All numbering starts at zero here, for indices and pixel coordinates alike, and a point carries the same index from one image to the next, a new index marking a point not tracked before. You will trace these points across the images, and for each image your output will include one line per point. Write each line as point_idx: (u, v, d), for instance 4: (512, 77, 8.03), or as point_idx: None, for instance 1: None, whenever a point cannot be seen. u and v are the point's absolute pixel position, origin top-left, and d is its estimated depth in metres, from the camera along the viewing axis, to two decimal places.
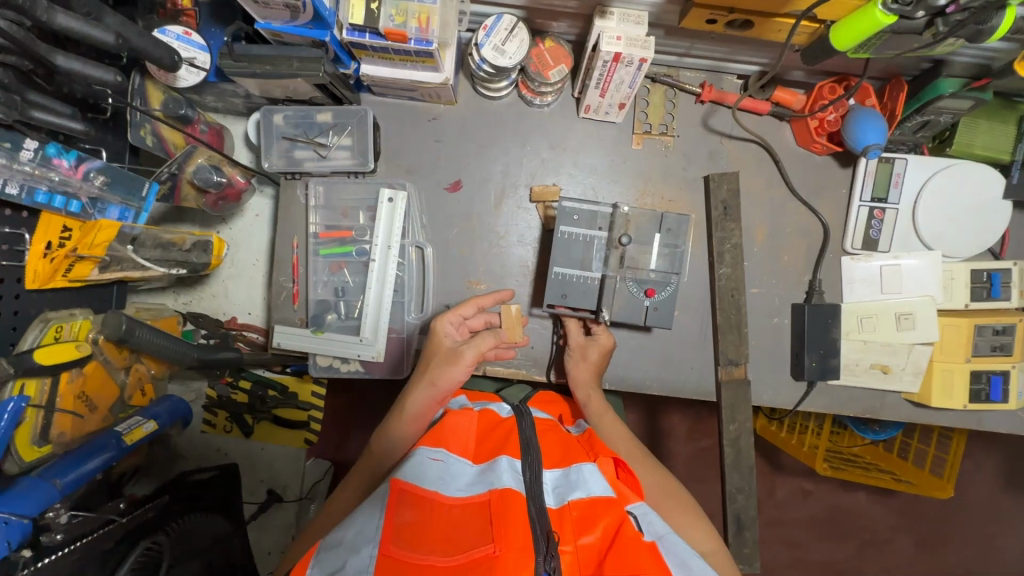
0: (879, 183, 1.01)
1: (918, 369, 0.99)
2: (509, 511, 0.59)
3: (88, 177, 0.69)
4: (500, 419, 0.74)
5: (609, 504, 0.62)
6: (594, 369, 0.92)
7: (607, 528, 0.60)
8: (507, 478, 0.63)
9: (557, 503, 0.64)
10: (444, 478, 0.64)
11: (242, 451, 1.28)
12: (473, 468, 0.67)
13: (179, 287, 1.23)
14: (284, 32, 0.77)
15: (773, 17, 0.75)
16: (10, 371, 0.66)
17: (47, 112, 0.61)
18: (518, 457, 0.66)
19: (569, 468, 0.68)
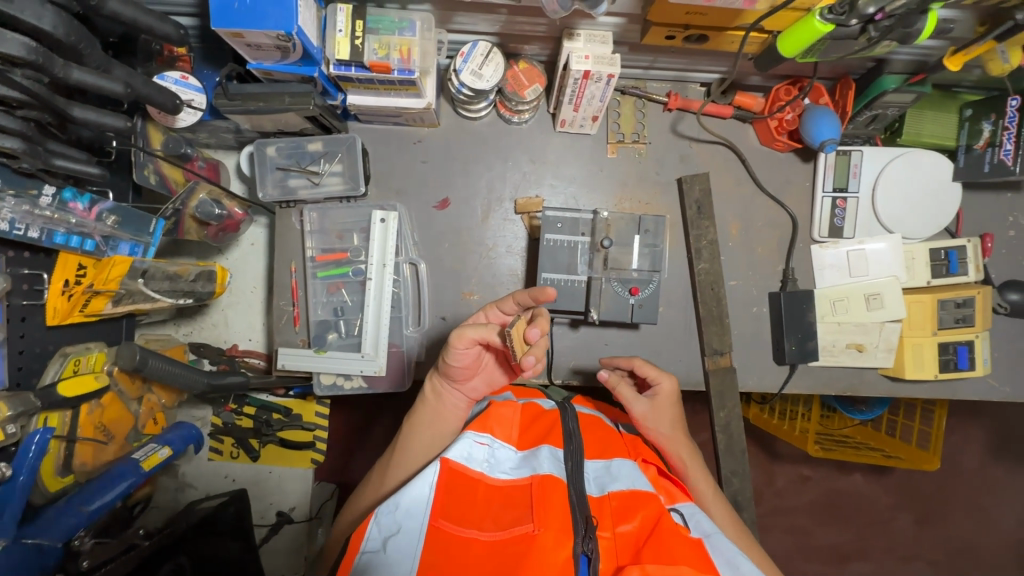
0: (839, 175, 1.08)
1: (890, 345, 1.06)
2: (551, 496, 0.66)
3: (100, 217, 0.73)
4: (543, 411, 0.84)
5: (646, 497, 0.68)
6: (668, 417, 0.92)
7: (644, 518, 0.66)
8: (548, 465, 0.70)
9: (598, 491, 0.70)
10: (490, 461, 0.72)
11: (250, 475, 1.31)
12: (517, 454, 0.75)
13: (179, 318, 1.26)
14: (275, 71, 0.82)
15: (726, 30, 0.82)
16: (37, 404, 0.69)
17: (67, 160, 0.65)
18: (560, 448, 0.74)
19: (610, 461, 0.75)
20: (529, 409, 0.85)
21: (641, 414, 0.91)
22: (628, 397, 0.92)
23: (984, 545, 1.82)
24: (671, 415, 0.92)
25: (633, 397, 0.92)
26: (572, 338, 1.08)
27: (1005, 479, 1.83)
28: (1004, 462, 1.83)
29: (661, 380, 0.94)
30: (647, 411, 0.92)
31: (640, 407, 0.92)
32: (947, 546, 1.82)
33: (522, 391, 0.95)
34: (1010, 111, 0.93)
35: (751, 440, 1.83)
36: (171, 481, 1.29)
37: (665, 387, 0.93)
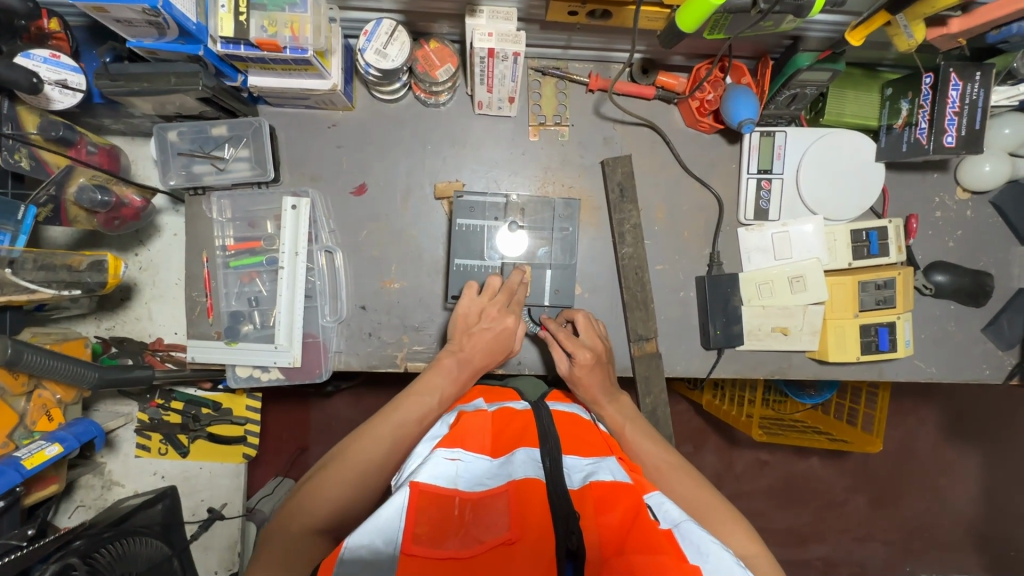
0: (764, 156, 1.06)
1: (814, 328, 1.05)
2: (530, 497, 0.65)
3: None
4: (517, 414, 0.84)
5: (626, 490, 0.68)
6: (597, 383, 0.93)
7: (626, 510, 0.65)
8: (524, 468, 0.69)
9: (579, 484, 0.70)
10: (462, 474, 0.69)
11: (179, 472, 1.27)
12: (492, 462, 0.74)
13: (100, 312, 1.20)
14: (156, 49, 0.78)
15: (624, 6, 0.79)
16: None
17: None
18: (536, 448, 0.74)
19: (588, 458, 0.75)
20: (501, 414, 0.84)
21: (613, 423, 0.89)
22: (554, 359, 0.95)
23: (937, 526, 1.83)
24: (598, 380, 0.93)
25: (561, 358, 0.95)
26: None
27: (959, 461, 1.83)
28: (959, 443, 1.83)
29: (580, 350, 0.93)
30: (609, 406, 0.91)
31: (611, 415, 0.90)
32: (902, 528, 1.83)
33: (493, 394, 0.94)
34: (924, 89, 0.91)
35: (707, 427, 1.83)
36: (97, 479, 1.24)
37: (583, 355, 0.93)
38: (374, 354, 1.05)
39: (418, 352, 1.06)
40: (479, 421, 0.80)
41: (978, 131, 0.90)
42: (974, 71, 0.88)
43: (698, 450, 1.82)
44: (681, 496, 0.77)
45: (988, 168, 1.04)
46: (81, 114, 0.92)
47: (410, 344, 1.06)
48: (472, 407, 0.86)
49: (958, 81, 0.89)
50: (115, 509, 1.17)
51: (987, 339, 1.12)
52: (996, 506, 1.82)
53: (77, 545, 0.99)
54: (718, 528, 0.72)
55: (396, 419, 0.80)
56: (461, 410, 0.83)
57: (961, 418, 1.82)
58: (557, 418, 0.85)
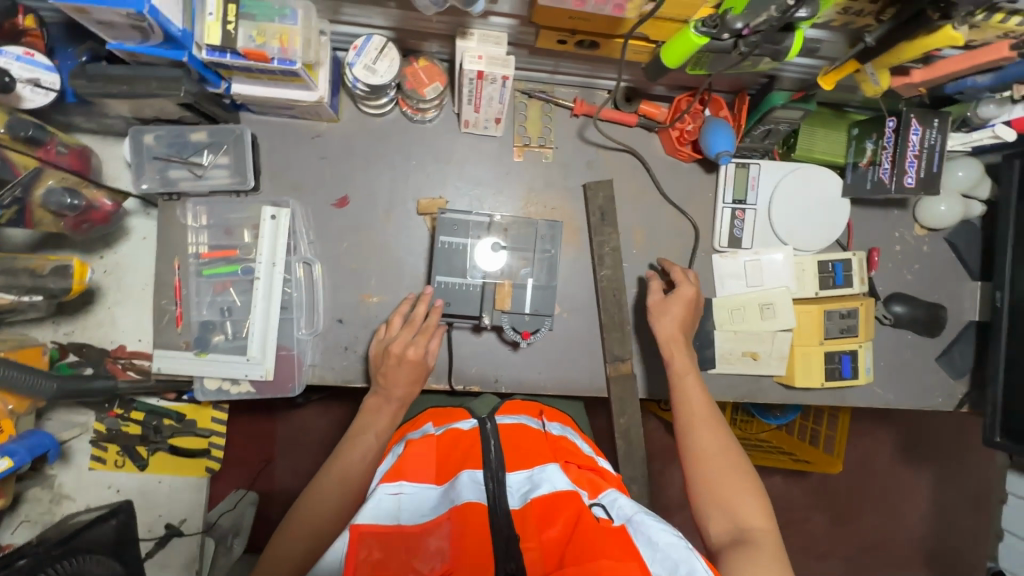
0: (738, 186, 1.10)
1: (781, 354, 1.08)
2: (470, 524, 0.62)
3: None
4: (461, 434, 0.78)
5: (568, 497, 0.66)
6: (680, 326, 0.97)
7: (568, 520, 0.63)
8: (467, 491, 0.65)
9: (521, 502, 0.67)
10: (404, 507, 0.66)
11: (136, 485, 1.21)
12: (436, 490, 0.70)
13: (59, 316, 1.15)
14: (139, 53, 0.77)
15: (612, 38, 0.81)
16: None
17: None
18: (478, 468, 0.69)
19: (533, 470, 0.70)
20: (447, 435, 0.79)
21: (679, 364, 0.94)
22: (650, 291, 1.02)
23: (891, 546, 1.90)
24: (681, 319, 0.98)
25: (654, 293, 1.01)
26: (475, 342, 1.07)
27: (911, 481, 1.91)
28: (912, 466, 1.91)
29: (684, 283, 1.00)
30: (682, 350, 0.96)
31: (682, 363, 0.95)
32: (857, 547, 1.89)
33: (443, 417, 0.89)
34: (887, 133, 0.97)
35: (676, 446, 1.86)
36: (46, 492, 1.17)
37: (685, 292, 0.99)
38: (349, 369, 1.04)
39: None
40: (420, 449, 0.75)
41: (936, 174, 0.96)
42: (933, 117, 0.94)
43: (666, 468, 1.84)
44: (708, 454, 0.82)
45: (943, 208, 1.11)
46: (51, 112, 0.89)
47: None
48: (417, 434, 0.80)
49: (919, 125, 0.94)
50: (64, 525, 1.11)
51: (940, 368, 1.18)
52: (945, 527, 1.90)
53: None
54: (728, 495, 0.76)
55: (341, 465, 0.80)
56: (406, 440, 0.79)
57: (914, 439, 1.91)
58: (502, 431, 0.79)
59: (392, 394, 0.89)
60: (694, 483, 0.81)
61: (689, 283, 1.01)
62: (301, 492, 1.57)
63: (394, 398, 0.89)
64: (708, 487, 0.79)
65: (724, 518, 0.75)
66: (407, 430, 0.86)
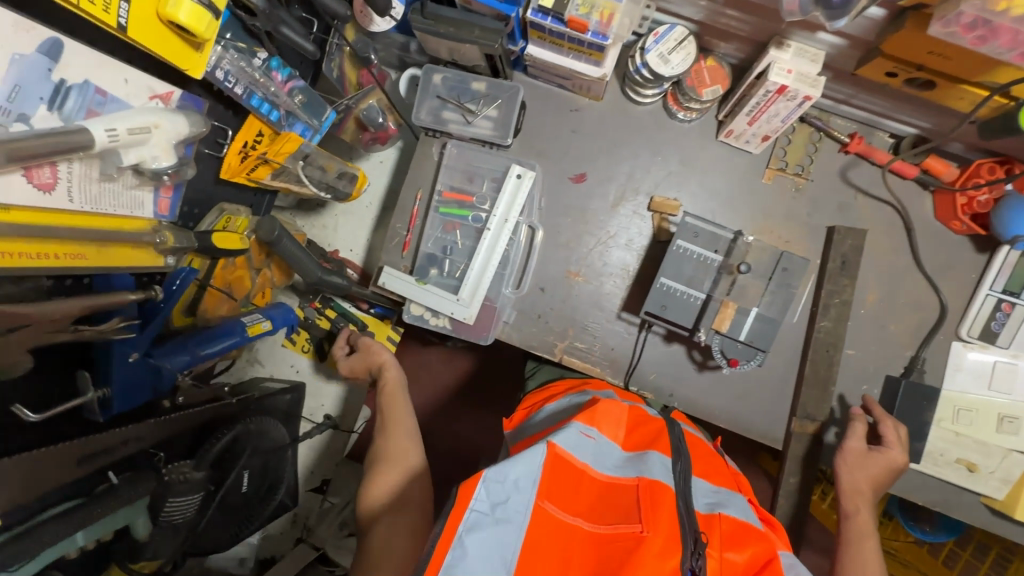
0: (1015, 277, 0.97)
1: (1006, 477, 0.95)
2: (659, 502, 0.59)
3: (291, 92, 0.86)
4: (649, 418, 0.78)
5: (758, 534, 0.62)
6: (873, 485, 0.89)
7: (757, 554, 0.59)
8: (658, 470, 0.63)
9: (706, 510, 0.65)
10: (596, 453, 0.66)
11: (314, 373, 1.38)
12: (621, 453, 0.69)
13: (297, 210, 1.31)
14: (475, 1, 0.82)
15: (961, 83, 0.73)
16: (196, 245, 0.89)
17: (291, 31, 0.78)
18: (668, 455, 0.67)
19: (719, 488, 0.70)
20: (635, 411, 0.80)
21: (862, 527, 0.85)
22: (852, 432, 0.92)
23: None
24: (873, 477, 0.89)
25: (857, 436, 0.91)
26: (663, 351, 1.04)
27: None
28: None
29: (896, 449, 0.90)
30: (867, 508, 0.88)
31: (864, 520, 0.86)
32: None
33: (623, 393, 0.90)
34: None
35: None
36: (246, 353, 1.38)
37: (894, 456, 0.90)
38: (536, 336, 1.07)
39: (578, 348, 1.06)
40: (617, 411, 0.74)
41: None
42: None
43: None
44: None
45: None
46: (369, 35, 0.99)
47: (573, 339, 1.07)
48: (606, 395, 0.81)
49: None
50: (257, 385, 1.31)
51: None
52: None
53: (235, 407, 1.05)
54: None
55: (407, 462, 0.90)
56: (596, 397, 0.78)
57: None
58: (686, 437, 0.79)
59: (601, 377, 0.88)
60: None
61: (901, 448, 0.91)
62: None
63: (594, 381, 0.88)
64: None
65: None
66: (573, 396, 0.86)
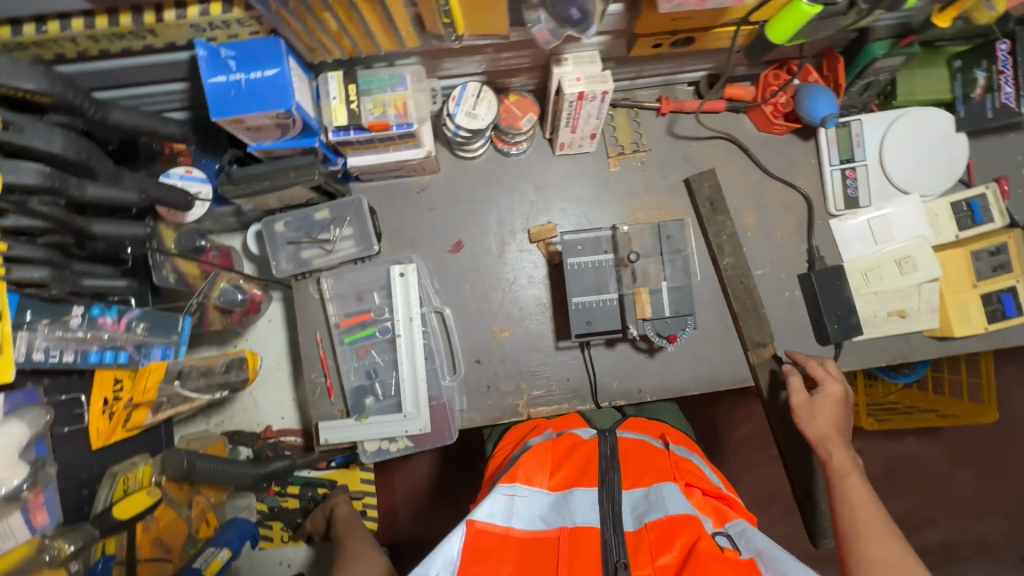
0: (843, 146, 1.07)
1: (932, 305, 1.03)
2: (581, 545, 0.63)
3: (130, 327, 0.77)
4: (582, 441, 0.77)
5: (688, 522, 0.63)
6: (836, 425, 0.85)
7: (683, 547, 0.61)
8: (582, 514, 0.66)
9: (636, 525, 0.66)
10: (518, 511, 0.67)
11: (306, 559, 1.25)
12: (550, 497, 0.69)
13: (209, 409, 1.22)
14: (275, 148, 0.82)
15: (712, 29, 0.82)
16: (96, 533, 0.75)
17: (93, 277, 0.71)
18: (593, 487, 0.69)
19: (649, 488, 0.69)
20: (565, 439, 0.78)
21: (838, 466, 0.79)
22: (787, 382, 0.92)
23: None
24: (835, 415, 0.86)
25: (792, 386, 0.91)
26: (611, 356, 1.06)
27: None
28: None
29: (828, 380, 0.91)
30: (841, 446, 0.82)
31: (840, 459, 0.79)
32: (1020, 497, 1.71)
33: (562, 424, 0.88)
34: (1000, 56, 0.93)
35: None
36: None
37: (831, 388, 0.90)
38: (496, 406, 1.05)
39: (538, 396, 1.05)
40: (541, 451, 0.73)
41: None
42: None
43: None
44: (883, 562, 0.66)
45: None
46: None
47: (529, 390, 1.05)
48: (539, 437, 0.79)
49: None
50: None
51: None
52: None
53: None
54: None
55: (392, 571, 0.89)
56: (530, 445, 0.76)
57: None
58: (623, 444, 0.78)
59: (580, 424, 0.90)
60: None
61: (835, 379, 0.91)
62: None
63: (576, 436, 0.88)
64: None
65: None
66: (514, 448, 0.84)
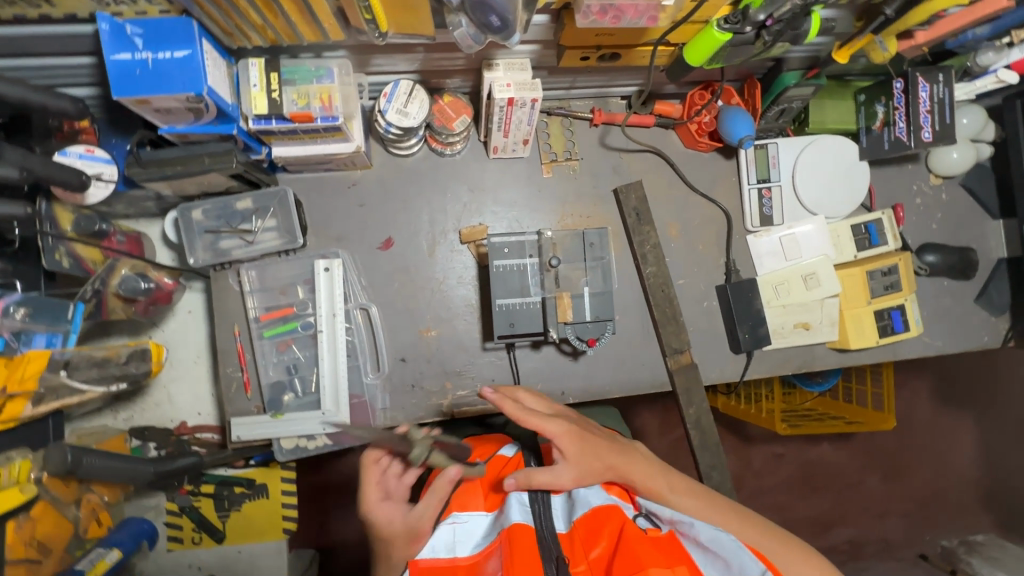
0: (760, 167, 1.14)
1: (832, 319, 1.11)
2: (518, 543, 0.64)
3: (7, 311, 0.67)
4: (507, 459, 0.81)
5: (611, 511, 0.67)
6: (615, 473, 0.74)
7: (611, 534, 0.64)
8: (515, 514, 0.67)
9: (566, 525, 0.68)
10: (460, 540, 0.68)
11: (218, 559, 1.20)
12: (489, 517, 0.72)
13: (117, 403, 1.15)
14: (189, 132, 0.79)
15: (636, 47, 0.85)
16: None
17: None
18: (523, 489, 0.71)
19: (573, 487, 0.73)
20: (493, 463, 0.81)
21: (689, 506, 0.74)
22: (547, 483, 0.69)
23: (948, 491, 1.84)
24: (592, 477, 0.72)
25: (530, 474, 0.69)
26: (536, 358, 1.08)
27: (956, 426, 1.85)
28: (954, 409, 1.86)
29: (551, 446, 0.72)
30: (673, 489, 0.75)
31: (689, 505, 0.74)
32: (918, 500, 1.84)
33: (483, 442, 0.90)
34: (896, 93, 1.02)
35: (722, 430, 1.83)
36: None
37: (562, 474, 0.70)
38: (420, 406, 1.05)
39: (463, 396, 1.06)
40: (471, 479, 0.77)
41: (949, 125, 1.01)
42: (938, 73, 1.00)
43: None
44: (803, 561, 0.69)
45: (955, 155, 1.16)
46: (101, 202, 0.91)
47: (454, 390, 1.06)
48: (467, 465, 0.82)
49: (925, 83, 1.00)
50: None
51: (981, 309, 1.21)
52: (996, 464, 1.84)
53: None
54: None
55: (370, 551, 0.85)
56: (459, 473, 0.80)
57: (951, 383, 1.85)
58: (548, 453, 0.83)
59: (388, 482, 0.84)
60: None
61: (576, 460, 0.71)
62: (365, 539, 1.52)
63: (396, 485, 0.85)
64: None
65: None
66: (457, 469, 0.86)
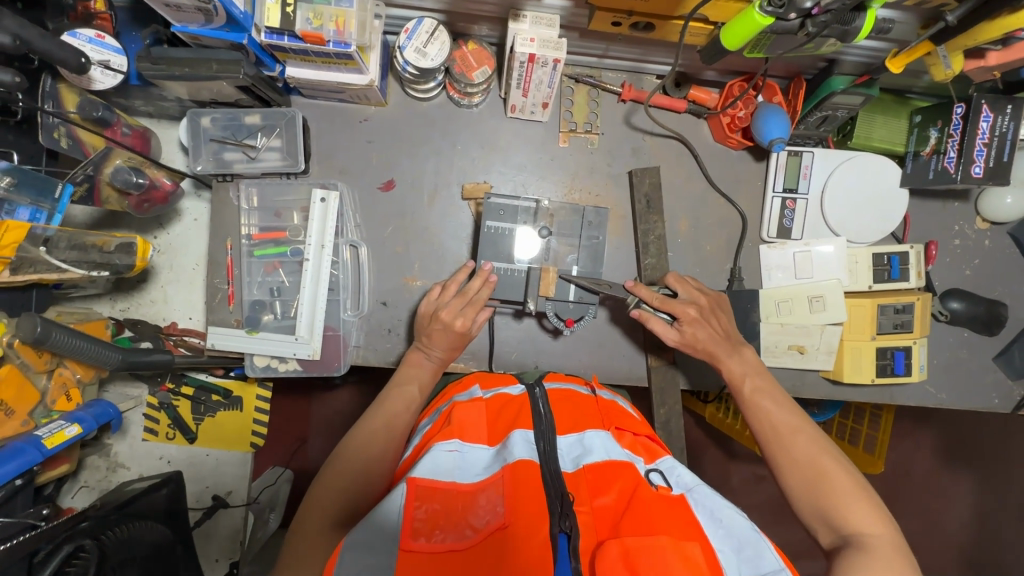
0: (790, 175, 1.07)
1: (830, 348, 1.05)
2: (523, 481, 0.61)
3: None
4: (512, 397, 0.77)
5: (621, 468, 0.65)
6: (704, 341, 0.92)
7: (622, 490, 0.63)
8: (519, 450, 0.64)
9: (573, 467, 0.66)
10: (461, 467, 0.65)
11: (187, 457, 1.26)
12: (489, 452, 0.69)
13: (116, 294, 1.19)
14: (201, 35, 0.79)
15: (670, 20, 0.80)
16: None
17: None
18: (530, 429, 0.69)
19: (584, 432, 0.70)
20: (495, 400, 0.78)
21: (732, 375, 0.89)
22: (659, 331, 0.94)
23: (929, 550, 1.71)
24: (711, 333, 0.92)
25: (664, 329, 0.94)
26: (516, 328, 1.06)
27: (956, 487, 1.71)
28: (957, 469, 1.72)
29: (680, 307, 0.93)
30: (728, 356, 0.91)
31: (734, 368, 0.89)
32: None
33: (490, 382, 0.86)
34: (954, 119, 0.93)
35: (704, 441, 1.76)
36: (103, 460, 1.23)
37: (686, 310, 0.93)
38: (392, 351, 1.05)
39: None
40: (471, 412, 0.73)
41: (1006, 163, 0.92)
42: (1006, 103, 0.89)
43: (694, 462, 1.68)
44: (797, 460, 0.75)
45: (1008, 201, 1.06)
46: (114, 92, 0.92)
47: None
48: (466, 396, 0.78)
49: (989, 113, 0.90)
50: (121, 491, 1.13)
51: (997, 368, 1.13)
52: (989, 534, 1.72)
53: (85, 526, 0.91)
54: (835, 503, 0.69)
55: (383, 416, 0.81)
56: (455, 402, 0.76)
57: (961, 443, 1.72)
58: (554, 395, 0.79)
59: (431, 353, 0.91)
60: (791, 499, 0.75)
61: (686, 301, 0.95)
62: None
63: (433, 357, 0.91)
64: (808, 495, 0.72)
65: (830, 527, 0.69)
66: (453, 395, 0.84)
